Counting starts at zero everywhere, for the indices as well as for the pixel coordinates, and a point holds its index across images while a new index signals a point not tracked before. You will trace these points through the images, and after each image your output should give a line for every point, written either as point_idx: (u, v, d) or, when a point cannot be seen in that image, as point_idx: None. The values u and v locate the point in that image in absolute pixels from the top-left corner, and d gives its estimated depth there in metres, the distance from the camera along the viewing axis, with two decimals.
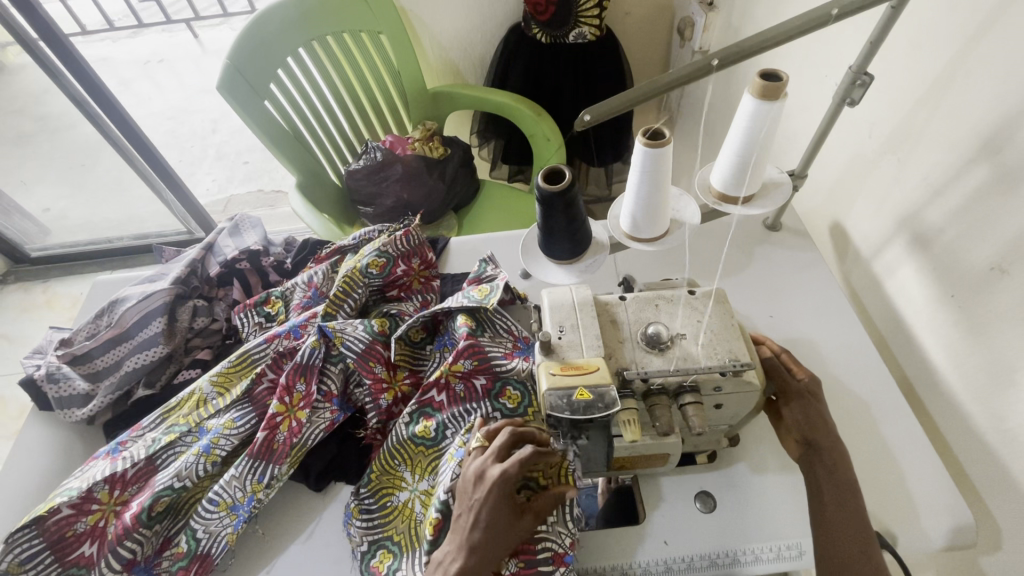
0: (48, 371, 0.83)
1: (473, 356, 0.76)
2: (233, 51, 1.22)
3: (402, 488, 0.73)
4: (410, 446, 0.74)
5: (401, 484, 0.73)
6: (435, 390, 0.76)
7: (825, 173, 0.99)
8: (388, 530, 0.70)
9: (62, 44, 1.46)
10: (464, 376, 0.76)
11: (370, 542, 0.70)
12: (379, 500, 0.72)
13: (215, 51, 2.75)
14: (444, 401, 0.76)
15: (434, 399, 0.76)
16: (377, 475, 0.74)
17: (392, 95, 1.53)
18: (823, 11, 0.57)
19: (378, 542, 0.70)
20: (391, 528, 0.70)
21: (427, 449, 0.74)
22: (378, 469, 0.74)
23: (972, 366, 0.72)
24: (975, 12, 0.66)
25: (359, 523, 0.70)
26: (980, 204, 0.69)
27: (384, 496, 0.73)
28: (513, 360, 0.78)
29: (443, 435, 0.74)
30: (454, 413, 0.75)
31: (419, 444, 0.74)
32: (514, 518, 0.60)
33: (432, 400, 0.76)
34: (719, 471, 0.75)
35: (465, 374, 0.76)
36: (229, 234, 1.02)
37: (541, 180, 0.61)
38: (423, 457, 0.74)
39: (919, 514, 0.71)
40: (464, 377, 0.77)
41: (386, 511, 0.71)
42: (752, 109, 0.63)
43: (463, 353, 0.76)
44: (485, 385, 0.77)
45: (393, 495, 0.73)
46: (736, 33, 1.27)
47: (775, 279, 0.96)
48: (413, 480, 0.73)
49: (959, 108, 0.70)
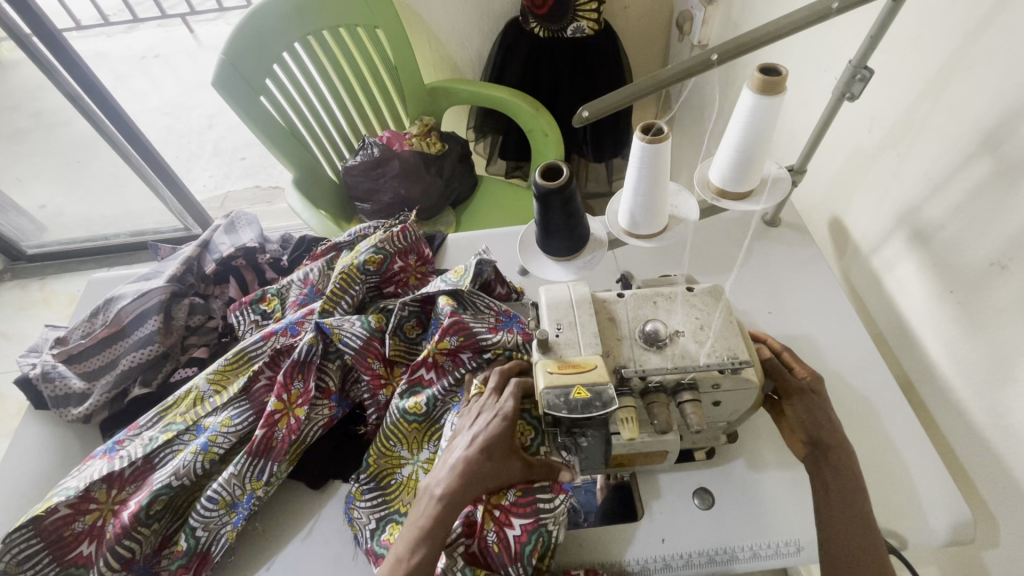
0: (43, 371, 0.83)
1: (458, 332, 0.75)
2: (229, 45, 1.21)
3: (403, 465, 0.74)
4: (404, 424, 0.74)
5: (401, 461, 0.74)
6: (424, 368, 0.76)
7: (824, 168, 0.99)
8: (394, 504, 0.71)
9: (55, 39, 1.45)
10: (451, 353, 0.76)
11: (377, 520, 0.69)
12: (382, 482, 0.73)
13: (211, 47, 2.75)
14: (433, 379, 0.76)
15: (424, 377, 0.76)
16: (376, 460, 0.73)
17: (389, 90, 1.52)
18: (823, 4, 0.57)
19: (385, 517, 0.70)
20: (397, 501, 0.71)
21: (420, 424, 0.75)
22: (375, 452, 0.74)
23: (972, 363, 0.71)
24: (975, 6, 0.65)
25: (364, 506, 0.70)
26: (981, 199, 0.68)
27: (386, 477, 0.73)
28: (497, 334, 0.77)
29: (434, 408, 0.75)
30: (444, 386, 0.76)
31: (413, 421, 0.74)
32: (510, 452, 0.65)
33: (421, 377, 0.76)
34: (717, 468, 0.75)
35: (451, 351, 0.76)
36: (225, 231, 1.00)
37: (538, 177, 0.61)
38: (418, 432, 0.75)
39: (920, 511, 0.71)
40: (451, 354, 0.76)
41: (389, 489, 0.72)
42: (753, 105, 0.62)
43: (448, 330, 0.75)
44: (472, 359, 0.77)
45: (395, 474, 0.73)
46: (736, 28, 1.26)
47: (775, 274, 0.96)
48: (412, 454, 0.74)
49: (960, 103, 0.69)
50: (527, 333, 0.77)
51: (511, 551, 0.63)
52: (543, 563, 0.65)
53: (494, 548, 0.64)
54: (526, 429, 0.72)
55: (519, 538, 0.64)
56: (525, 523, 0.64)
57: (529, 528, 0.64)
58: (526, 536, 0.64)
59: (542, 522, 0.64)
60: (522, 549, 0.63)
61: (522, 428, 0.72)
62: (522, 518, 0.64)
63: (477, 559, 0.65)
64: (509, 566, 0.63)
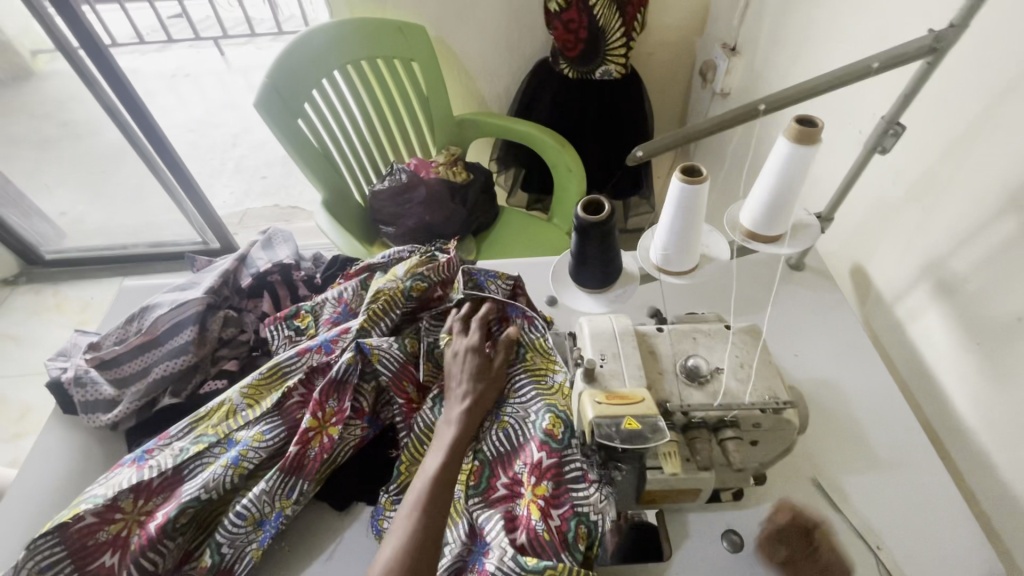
0: (76, 375, 0.83)
1: None
2: (272, 72, 1.26)
3: None
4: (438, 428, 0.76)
5: None
6: None
7: (847, 216, 1.02)
8: None
9: (101, 54, 1.51)
10: None
11: None
12: None
13: (240, 69, 2.88)
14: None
15: None
16: (407, 468, 0.73)
17: (419, 120, 1.58)
18: (864, 64, 0.60)
19: None
20: None
21: None
22: (407, 460, 0.74)
23: (999, 414, 0.72)
24: (1000, 73, 0.69)
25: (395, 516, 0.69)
26: (1008, 254, 0.70)
27: None
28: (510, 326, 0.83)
29: None
30: None
31: None
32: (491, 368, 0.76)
33: None
34: (745, 510, 0.75)
35: None
36: (262, 247, 1.02)
37: (580, 210, 0.66)
38: None
39: (954, 565, 0.70)
40: None
41: None
42: (789, 153, 0.66)
43: None
44: None
45: None
46: (758, 78, 1.31)
47: (798, 318, 0.97)
48: None
49: (986, 162, 0.72)
50: (528, 316, 0.82)
51: (557, 539, 0.62)
52: (591, 551, 0.64)
53: (544, 536, 0.62)
54: (556, 423, 0.69)
55: (560, 527, 0.63)
56: (563, 511, 0.64)
57: (567, 516, 0.64)
58: (565, 524, 0.63)
59: (580, 509, 0.64)
60: (565, 537, 0.62)
61: (552, 420, 0.69)
62: (558, 508, 0.64)
63: (526, 551, 0.62)
64: (561, 553, 0.61)
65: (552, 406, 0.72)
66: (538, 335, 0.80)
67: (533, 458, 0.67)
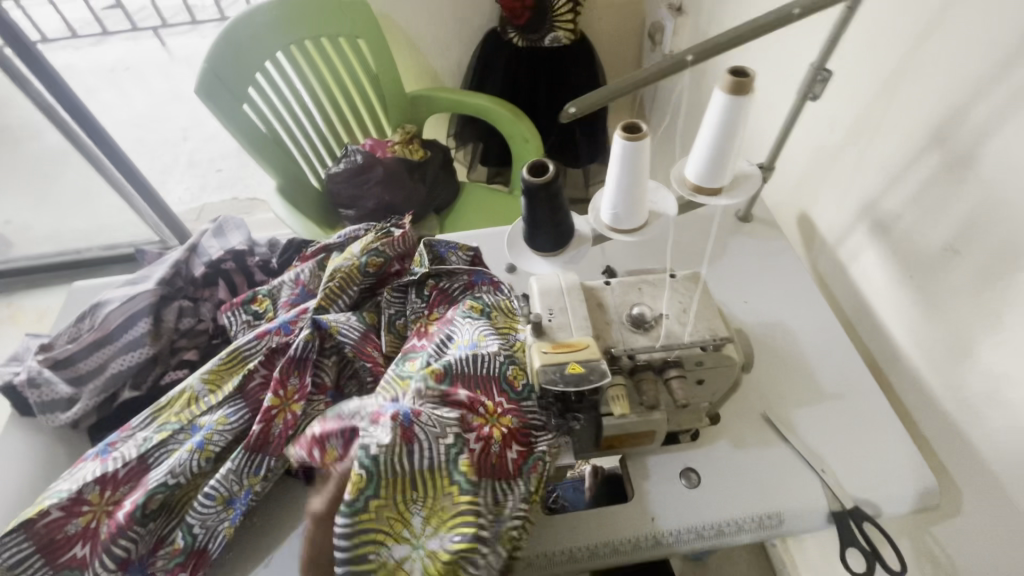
0: (29, 376, 0.81)
1: (444, 304, 0.85)
2: (211, 56, 1.22)
3: None
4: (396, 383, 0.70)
5: None
6: (415, 339, 0.80)
7: (791, 166, 1.05)
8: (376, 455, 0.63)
9: (31, 52, 1.43)
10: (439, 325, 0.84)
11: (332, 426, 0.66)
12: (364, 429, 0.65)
13: (184, 59, 2.76)
14: (424, 344, 0.78)
15: (416, 346, 0.78)
16: None
17: (371, 100, 1.55)
18: (786, 11, 0.62)
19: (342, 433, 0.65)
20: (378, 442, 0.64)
21: None
22: None
23: (931, 340, 0.77)
24: (919, 16, 0.72)
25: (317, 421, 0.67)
26: (933, 189, 0.74)
27: None
28: (478, 291, 0.84)
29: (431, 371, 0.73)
30: (436, 347, 0.76)
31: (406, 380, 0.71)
32: None
33: (414, 347, 0.78)
34: (702, 448, 0.79)
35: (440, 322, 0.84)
36: (213, 235, 1.00)
37: (526, 173, 0.68)
38: None
39: (894, 483, 0.75)
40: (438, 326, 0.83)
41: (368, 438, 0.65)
42: (724, 103, 0.68)
43: (436, 303, 0.84)
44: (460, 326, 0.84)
45: None
46: (704, 37, 1.33)
47: (749, 267, 1.00)
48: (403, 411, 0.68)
49: (910, 103, 0.76)
50: (494, 281, 0.85)
51: (509, 469, 0.65)
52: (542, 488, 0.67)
53: (498, 457, 0.64)
54: (518, 373, 0.72)
55: (517, 461, 0.66)
56: (522, 449, 0.67)
57: (525, 455, 0.67)
58: (522, 460, 0.66)
59: (538, 449, 0.67)
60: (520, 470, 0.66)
61: (515, 372, 0.72)
62: (519, 445, 0.67)
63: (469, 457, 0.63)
64: (511, 481, 0.65)
65: (516, 357, 0.74)
66: (503, 298, 0.83)
67: (493, 397, 0.69)
